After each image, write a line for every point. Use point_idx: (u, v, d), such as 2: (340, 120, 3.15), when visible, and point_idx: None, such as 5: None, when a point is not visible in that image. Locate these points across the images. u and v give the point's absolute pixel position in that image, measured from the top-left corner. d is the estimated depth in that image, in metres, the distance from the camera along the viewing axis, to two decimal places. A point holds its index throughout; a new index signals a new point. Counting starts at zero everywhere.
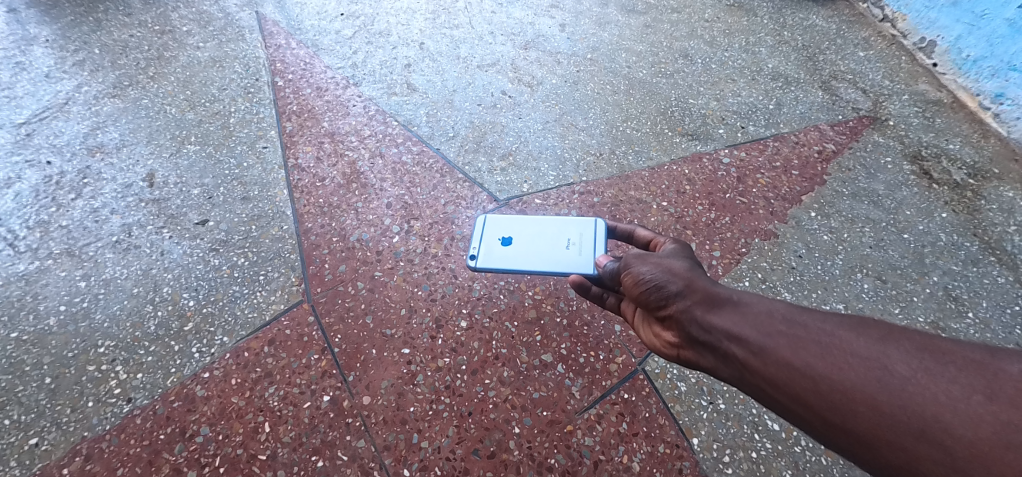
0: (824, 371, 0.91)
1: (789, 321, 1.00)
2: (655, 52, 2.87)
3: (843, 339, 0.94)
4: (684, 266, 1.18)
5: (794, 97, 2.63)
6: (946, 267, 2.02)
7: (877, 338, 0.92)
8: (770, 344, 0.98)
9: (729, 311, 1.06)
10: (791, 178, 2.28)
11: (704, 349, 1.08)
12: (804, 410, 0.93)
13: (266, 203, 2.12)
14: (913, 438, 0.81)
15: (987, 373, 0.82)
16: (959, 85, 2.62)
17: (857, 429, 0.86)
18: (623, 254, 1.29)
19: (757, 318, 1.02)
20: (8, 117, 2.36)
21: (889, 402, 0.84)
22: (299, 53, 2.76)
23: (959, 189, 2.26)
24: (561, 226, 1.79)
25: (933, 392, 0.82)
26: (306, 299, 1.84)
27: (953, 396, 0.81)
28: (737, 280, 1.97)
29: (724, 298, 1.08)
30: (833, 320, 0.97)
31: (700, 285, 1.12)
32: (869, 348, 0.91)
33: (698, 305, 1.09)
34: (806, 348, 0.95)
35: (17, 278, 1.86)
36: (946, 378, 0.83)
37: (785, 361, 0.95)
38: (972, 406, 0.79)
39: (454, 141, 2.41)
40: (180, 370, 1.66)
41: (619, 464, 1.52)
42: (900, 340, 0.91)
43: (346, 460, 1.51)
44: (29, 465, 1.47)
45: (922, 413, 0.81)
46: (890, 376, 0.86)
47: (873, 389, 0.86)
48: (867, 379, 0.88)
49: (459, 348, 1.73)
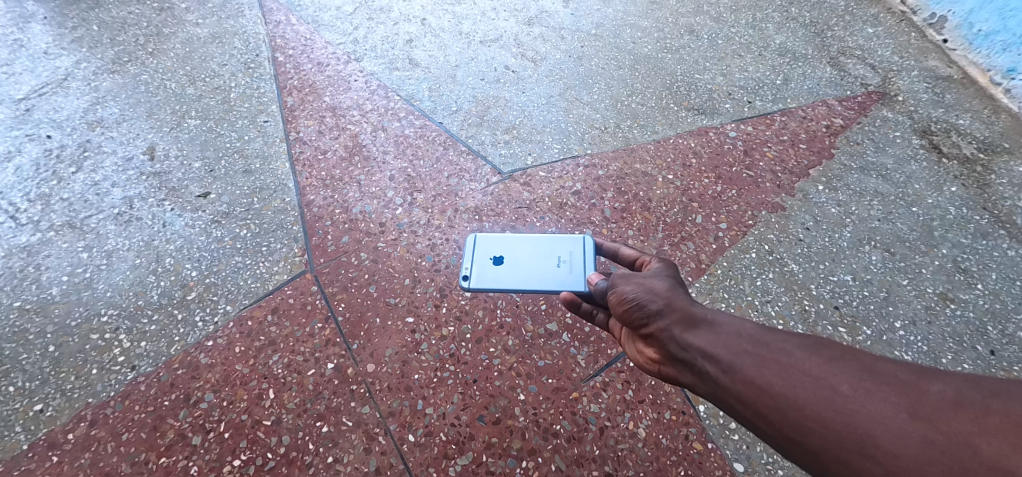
0: (782, 389, 0.84)
1: (756, 340, 0.91)
2: (661, 28, 2.82)
3: (798, 357, 0.86)
4: (667, 285, 1.11)
5: (802, 71, 2.58)
6: (955, 239, 1.99)
7: (830, 356, 0.85)
8: (737, 363, 0.90)
9: (705, 331, 0.97)
10: (799, 151, 2.25)
11: (682, 366, 1.00)
12: (766, 429, 0.85)
13: (268, 175, 2.10)
14: (854, 455, 0.75)
15: (928, 391, 0.77)
16: (970, 61, 2.56)
17: (808, 448, 0.80)
18: (611, 272, 1.22)
19: (728, 337, 0.94)
20: (6, 93, 2.33)
21: (834, 420, 0.78)
22: (299, 29, 2.71)
23: (969, 163, 2.21)
24: (551, 244, 1.68)
25: (874, 410, 0.76)
26: (310, 269, 1.82)
27: (892, 414, 0.75)
28: (744, 252, 1.94)
29: (702, 318, 1.00)
30: (795, 339, 0.90)
31: (681, 305, 1.04)
32: (820, 366, 0.84)
33: (678, 325, 1.01)
34: (768, 367, 0.87)
35: (19, 250, 1.85)
36: (887, 396, 0.77)
37: (749, 380, 0.87)
38: (908, 425, 0.74)
39: (456, 115, 2.38)
40: (183, 338, 1.66)
41: (625, 430, 1.51)
42: (850, 358, 0.84)
43: (351, 426, 1.51)
44: (34, 430, 1.48)
45: (861, 430, 0.75)
46: (836, 394, 0.80)
47: (821, 407, 0.80)
48: (817, 398, 0.80)
49: (463, 317, 1.72)
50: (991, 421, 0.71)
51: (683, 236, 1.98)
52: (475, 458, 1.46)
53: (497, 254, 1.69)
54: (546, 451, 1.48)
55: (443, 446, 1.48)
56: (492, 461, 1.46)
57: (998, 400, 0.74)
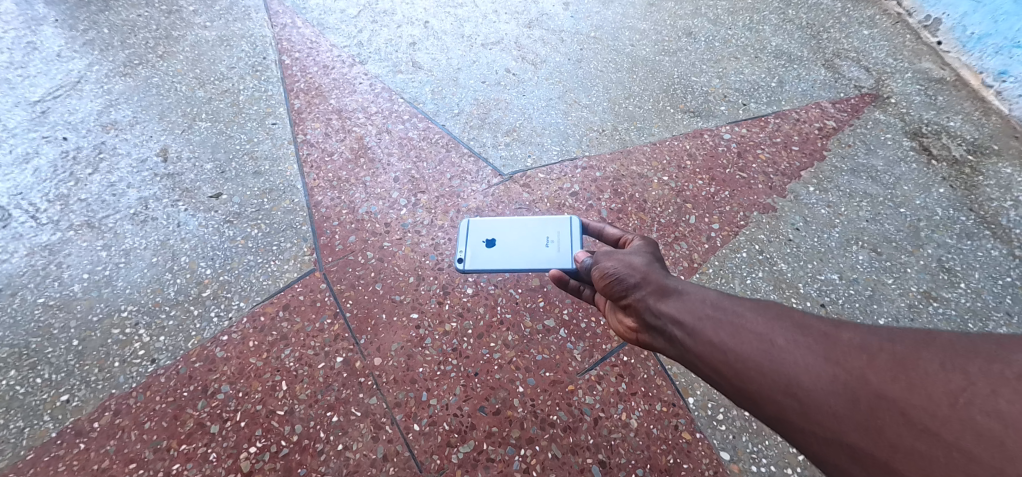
0: (730, 345, 0.97)
1: (715, 305, 1.04)
2: (660, 30, 2.89)
3: (745, 317, 0.99)
4: (644, 260, 1.23)
5: (796, 74, 2.65)
6: (941, 239, 2.06)
7: (772, 315, 0.97)
8: (697, 326, 1.03)
9: (673, 300, 1.10)
10: (790, 154, 2.32)
11: (656, 333, 1.13)
12: (719, 380, 0.98)
13: (277, 177, 2.18)
14: (780, 395, 0.88)
15: (842, 338, 0.88)
16: (963, 63, 2.62)
17: (748, 392, 0.93)
18: (595, 252, 1.35)
19: (691, 304, 1.07)
20: (22, 96, 2.40)
21: (767, 368, 0.91)
22: (305, 32, 2.78)
23: (958, 165, 2.28)
24: (540, 225, 1.76)
25: (798, 357, 0.89)
26: (318, 268, 1.91)
27: (811, 359, 0.87)
28: (735, 251, 2.02)
29: (671, 289, 1.12)
30: (747, 302, 1.02)
31: (655, 278, 1.17)
32: (762, 324, 0.96)
33: (651, 295, 1.14)
34: (721, 327, 1.00)
35: (40, 248, 1.94)
36: (811, 344, 0.89)
37: (705, 340, 1.01)
38: (822, 366, 0.86)
39: (459, 117, 2.46)
40: (200, 333, 1.75)
41: (618, 420, 1.60)
42: (787, 315, 0.96)
43: (359, 415, 1.59)
44: (62, 419, 1.57)
45: (787, 374, 0.88)
46: (771, 347, 0.92)
47: (758, 358, 0.93)
48: (756, 351, 0.93)
49: (465, 313, 1.81)
50: (885, 359, 0.82)
51: (677, 235, 2.06)
52: (476, 446, 1.55)
53: (489, 237, 1.77)
54: (543, 440, 1.56)
55: (446, 434, 1.57)
56: (492, 449, 1.54)
57: (898, 343, 0.84)
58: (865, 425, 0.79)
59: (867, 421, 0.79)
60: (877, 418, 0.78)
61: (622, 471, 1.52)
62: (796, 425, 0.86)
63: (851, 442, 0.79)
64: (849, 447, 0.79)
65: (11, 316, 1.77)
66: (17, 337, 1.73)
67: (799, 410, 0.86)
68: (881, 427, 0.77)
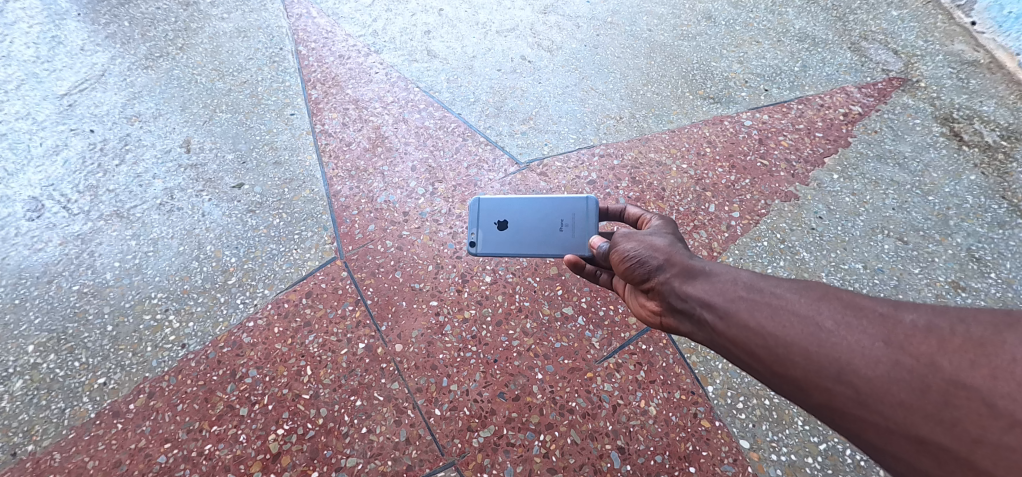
0: (770, 328, 0.92)
1: (749, 286, 1.00)
2: (678, 14, 2.84)
3: (787, 298, 0.94)
4: (666, 242, 1.21)
5: (820, 58, 2.59)
6: (971, 228, 2.01)
7: (816, 296, 0.92)
8: (731, 308, 0.99)
9: (702, 281, 1.07)
10: (814, 140, 2.28)
11: (683, 316, 1.11)
12: (757, 365, 0.94)
13: (297, 166, 2.21)
14: (833, 382, 0.82)
15: (904, 321, 0.82)
16: (998, 45, 2.54)
17: (793, 378, 0.88)
18: (613, 233, 1.32)
19: (723, 285, 1.03)
20: (50, 89, 2.46)
21: (816, 353, 0.85)
22: (320, 22, 2.80)
23: (991, 151, 2.22)
24: (554, 206, 1.71)
25: (852, 341, 0.83)
26: (339, 256, 1.94)
27: (869, 344, 0.81)
28: (756, 240, 2.00)
29: (699, 270, 1.10)
30: (786, 283, 0.97)
31: (679, 260, 1.15)
32: (806, 305, 0.91)
33: (677, 277, 1.12)
34: (758, 309, 0.95)
35: (73, 238, 2.00)
36: (867, 328, 0.83)
37: (742, 324, 0.96)
38: (882, 352, 0.80)
39: (474, 106, 2.46)
40: (227, 319, 1.80)
41: (637, 407, 1.61)
42: (835, 296, 0.90)
43: (382, 400, 1.63)
44: (100, 400, 1.64)
45: (839, 360, 0.82)
46: (820, 330, 0.87)
47: (804, 342, 0.87)
48: (802, 334, 0.88)
49: (484, 301, 1.83)
50: (959, 343, 0.75)
51: (696, 224, 2.04)
52: (496, 431, 1.58)
53: (500, 217, 1.73)
54: (562, 426, 1.58)
55: (466, 419, 1.60)
56: (511, 434, 1.57)
57: (971, 325, 0.77)
58: (938, 416, 0.72)
59: (940, 412, 0.72)
60: (952, 408, 0.71)
61: (641, 457, 1.53)
62: (852, 415, 0.80)
63: (922, 435, 0.73)
64: (919, 439, 0.73)
65: (47, 303, 1.84)
66: (53, 323, 1.80)
67: (856, 399, 0.80)
68: (958, 418, 0.70)
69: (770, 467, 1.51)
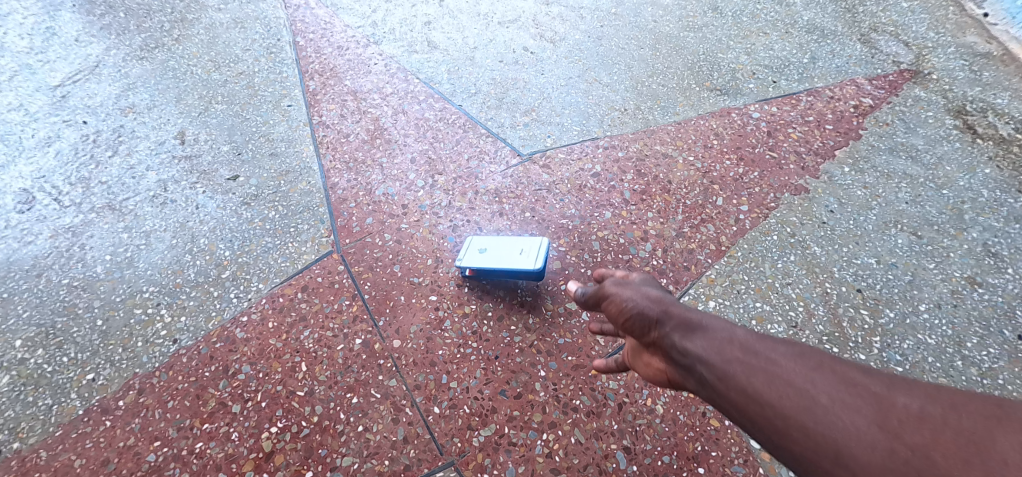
0: (764, 396, 0.81)
1: (745, 346, 0.88)
2: (683, 6, 2.78)
3: (782, 364, 0.83)
4: (659, 292, 1.11)
5: (830, 49, 2.53)
6: (987, 223, 1.95)
7: (813, 365, 0.82)
8: (723, 370, 0.87)
9: (693, 336, 0.96)
10: (824, 132, 2.22)
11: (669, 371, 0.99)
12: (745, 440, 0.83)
13: (294, 158, 2.16)
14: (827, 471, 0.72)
15: (898, 404, 0.74)
16: (1012, 36, 2.48)
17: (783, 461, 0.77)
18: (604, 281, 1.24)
19: (717, 342, 0.92)
20: (43, 80, 2.41)
21: (813, 434, 0.75)
22: (318, 12, 2.75)
23: (1006, 144, 2.15)
24: (517, 240, 1.83)
25: (851, 423, 0.74)
26: (336, 249, 1.89)
27: (870, 430, 0.72)
28: (765, 234, 1.94)
29: (692, 322, 0.98)
30: (781, 346, 0.87)
31: (673, 311, 1.03)
32: (803, 375, 0.81)
33: (668, 329, 1.00)
34: (752, 374, 0.84)
35: (63, 231, 1.95)
36: (863, 409, 0.75)
37: (733, 389, 0.85)
38: (880, 439, 0.71)
39: (475, 97, 2.40)
40: (220, 313, 1.75)
41: (643, 406, 1.55)
42: (831, 368, 0.81)
43: (379, 397, 1.58)
44: (88, 397, 1.59)
45: (837, 444, 0.73)
46: (816, 405, 0.77)
47: (800, 418, 0.77)
48: (798, 409, 0.77)
49: (485, 296, 1.78)
50: (955, 438, 0.69)
51: (704, 218, 1.98)
52: (498, 430, 1.52)
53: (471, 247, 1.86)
54: (566, 425, 1.53)
55: (466, 418, 1.54)
56: (513, 433, 1.52)
57: (964, 414, 0.72)
58: None
59: None
60: None
61: (648, 458, 1.47)
62: None
63: None
64: None
65: (36, 296, 1.79)
66: (42, 317, 1.75)
67: None
68: None
69: (782, 468, 1.46)
